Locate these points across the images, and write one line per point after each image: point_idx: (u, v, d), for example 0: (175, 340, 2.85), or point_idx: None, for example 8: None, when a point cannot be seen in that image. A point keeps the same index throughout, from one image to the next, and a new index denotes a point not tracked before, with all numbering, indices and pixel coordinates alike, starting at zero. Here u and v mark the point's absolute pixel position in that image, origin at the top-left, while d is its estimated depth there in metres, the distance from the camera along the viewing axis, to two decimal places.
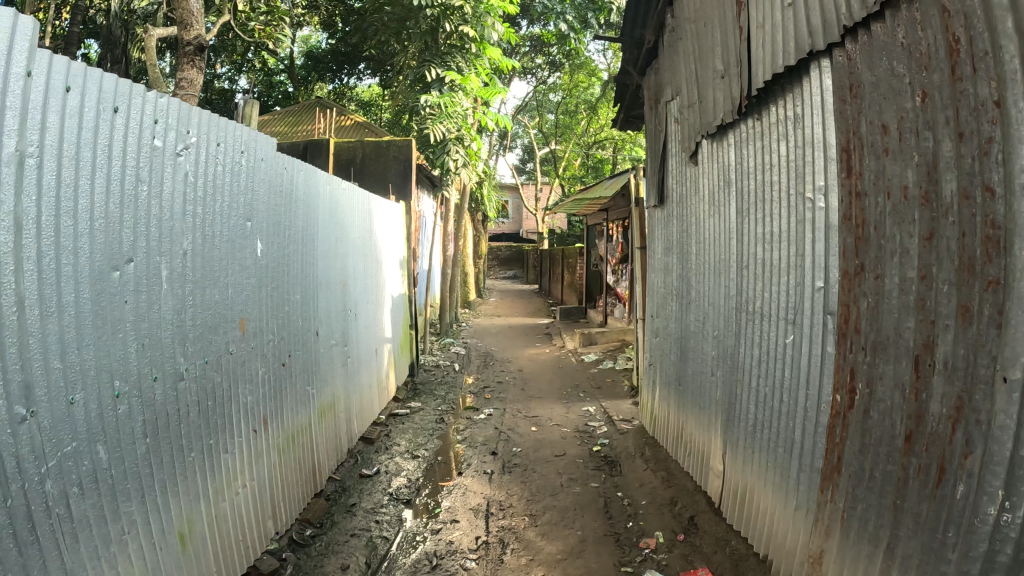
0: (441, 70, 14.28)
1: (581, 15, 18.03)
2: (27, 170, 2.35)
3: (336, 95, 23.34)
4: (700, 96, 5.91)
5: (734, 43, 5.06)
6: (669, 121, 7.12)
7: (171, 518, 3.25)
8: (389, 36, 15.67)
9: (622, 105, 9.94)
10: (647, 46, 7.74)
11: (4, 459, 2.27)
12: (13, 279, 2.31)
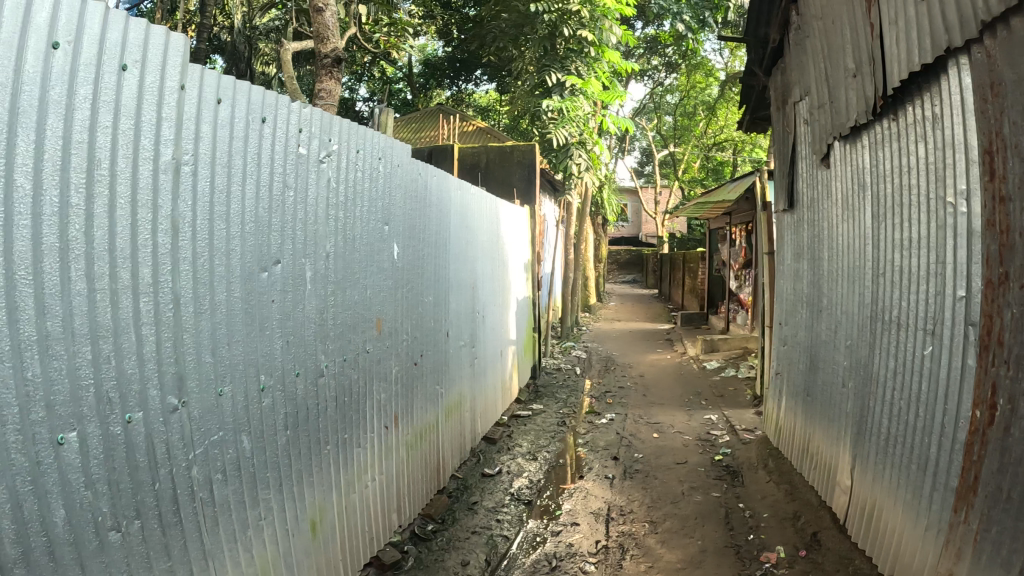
0: (562, 75, 14.32)
1: (698, 15, 17.80)
2: (183, 177, 2.54)
3: (457, 101, 23.76)
4: (831, 96, 5.75)
5: (866, 41, 4.91)
6: (798, 122, 6.95)
7: (305, 507, 3.43)
8: (509, 42, 15.90)
9: (746, 106, 9.77)
10: (771, 45, 7.58)
11: (153, 446, 2.44)
12: (169, 278, 2.49)
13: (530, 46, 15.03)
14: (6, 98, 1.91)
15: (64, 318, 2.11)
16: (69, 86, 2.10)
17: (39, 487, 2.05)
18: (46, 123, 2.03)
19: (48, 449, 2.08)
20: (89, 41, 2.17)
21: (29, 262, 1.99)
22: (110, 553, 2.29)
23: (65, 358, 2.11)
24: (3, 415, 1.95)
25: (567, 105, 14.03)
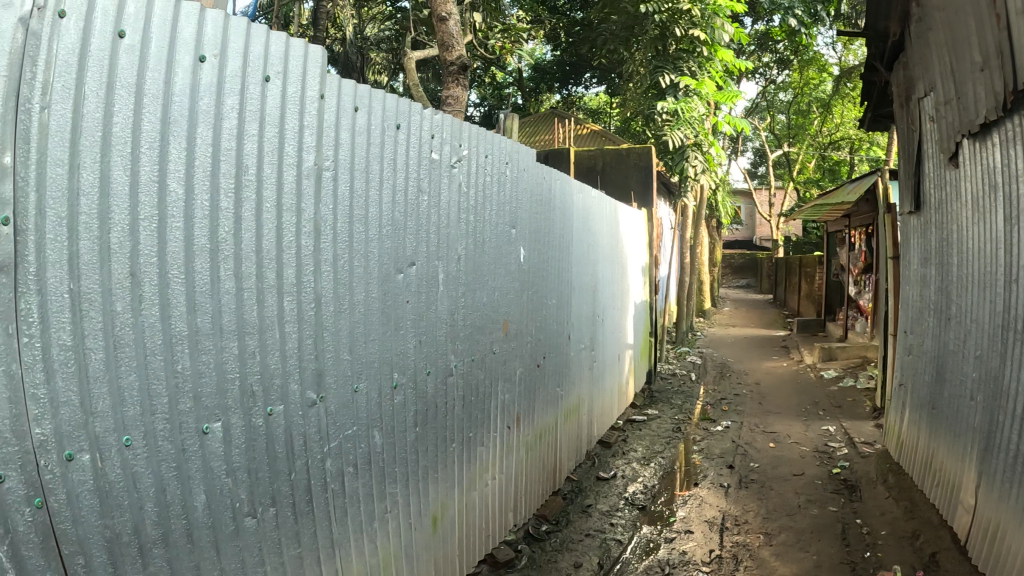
0: (675, 75, 14.13)
1: (810, 8, 17.31)
2: (324, 182, 2.66)
3: (566, 104, 23.78)
4: (958, 92, 5.49)
5: (994, 33, 4.68)
6: (923, 120, 6.66)
7: (427, 502, 3.52)
8: (618, 45, 15.84)
9: (867, 103, 9.41)
10: (891, 39, 7.29)
11: (290, 437, 2.56)
12: (310, 279, 2.60)
13: (640, 49, 14.90)
14: (158, 108, 2.06)
15: (213, 315, 2.24)
16: (217, 98, 2.24)
17: (182, 473, 2.18)
18: (196, 133, 2.18)
19: (193, 438, 2.21)
20: (233, 55, 2.31)
21: (181, 262, 2.13)
22: (245, 538, 2.41)
23: (212, 352, 2.24)
24: (154, 403, 2.09)
25: (682, 106, 13.89)
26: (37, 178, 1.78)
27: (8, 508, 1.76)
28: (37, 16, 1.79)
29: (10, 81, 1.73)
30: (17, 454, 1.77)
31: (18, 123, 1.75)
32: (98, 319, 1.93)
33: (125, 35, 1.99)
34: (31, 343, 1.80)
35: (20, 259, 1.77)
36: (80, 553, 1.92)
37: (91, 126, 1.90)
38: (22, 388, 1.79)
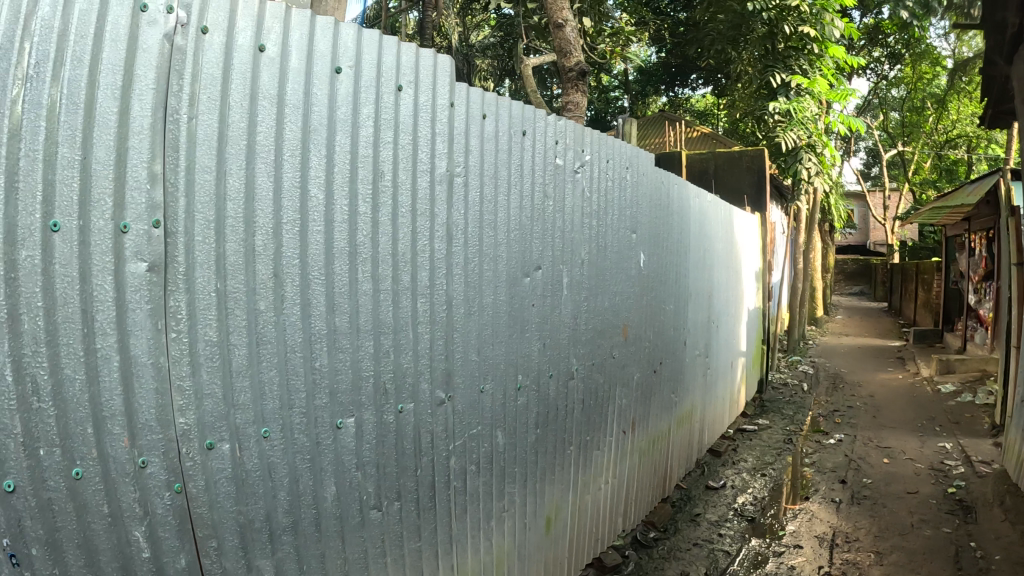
0: (788, 75, 14.03)
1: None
2: (455, 187, 2.73)
3: (674, 107, 23.52)
4: None
5: None
6: None
7: (542, 503, 3.56)
8: (727, 44, 15.47)
9: (989, 100, 8.95)
10: (1011, 29, 6.88)
11: (418, 435, 2.64)
12: (442, 282, 2.68)
13: (747, 47, 14.65)
14: (299, 118, 2.18)
15: (352, 314, 2.34)
16: (354, 107, 2.35)
17: (315, 465, 2.28)
18: (335, 141, 2.29)
19: (328, 432, 2.31)
20: (368, 66, 2.41)
21: (322, 264, 2.23)
22: (370, 531, 2.50)
23: (348, 350, 2.33)
24: (292, 397, 2.20)
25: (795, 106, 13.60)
26: (185, 183, 1.93)
27: (149, 490, 1.90)
28: (180, 32, 1.95)
29: (156, 93, 1.89)
30: (159, 441, 1.91)
31: (167, 132, 1.91)
32: (242, 316, 2.05)
33: (264, 49, 2.13)
34: (179, 338, 1.93)
35: (169, 259, 1.91)
36: (213, 537, 2.05)
37: (236, 135, 2.03)
38: (169, 379, 1.93)
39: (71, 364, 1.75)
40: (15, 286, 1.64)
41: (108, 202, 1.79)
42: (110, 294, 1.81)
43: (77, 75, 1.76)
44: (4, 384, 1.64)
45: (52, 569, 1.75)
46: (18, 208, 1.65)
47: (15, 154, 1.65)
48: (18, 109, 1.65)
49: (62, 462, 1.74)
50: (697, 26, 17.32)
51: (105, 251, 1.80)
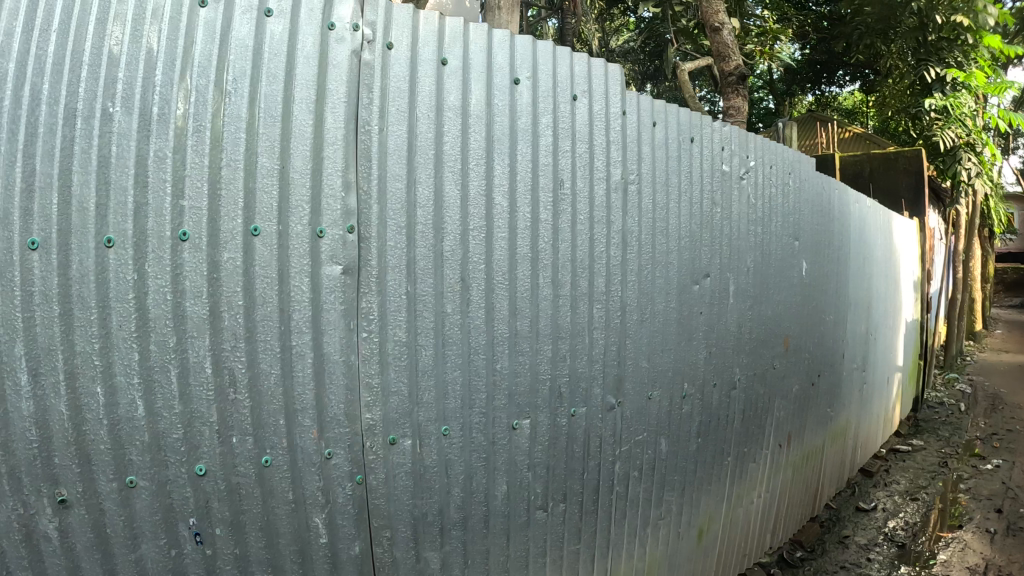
0: (940, 69, 13.13)
1: None
2: (629, 195, 2.82)
3: (824, 108, 22.71)
4: None
5: None
6: None
7: (696, 514, 3.55)
8: (876, 37, 15.06)
9: None
10: None
11: (587, 438, 2.77)
12: (616, 288, 2.76)
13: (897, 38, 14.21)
14: (482, 128, 2.37)
15: (532, 319, 2.48)
16: (533, 116, 2.51)
17: (489, 463, 2.46)
18: (517, 150, 2.46)
19: (504, 432, 2.48)
20: (544, 75, 2.56)
21: (505, 269, 2.40)
22: (534, 530, 2.66)
23: (527, 353, 2.48)
24: (472, 397, 2.37)
25: (950, 102, 12.95)
26: (377, 191, 2.15)
27: (333, 480, 2.16)
28: (366, 48, 2.19)
29: (348, 106, 2.13)
30: (344, 435, 2.15)
31: (359, 142, 2.15)
32: (430, 319, 2.24)
33: (445, 62, 2.34)
34: (370, 338, 2.15)
35: (363, 263, 2.13)
36: (387, 527, 2.28)
37: (423, 145, 2.24)
38: (359, 377, 2.15)
39: (268, 359, 2.04)
40: (217, 285, 1.96)
41: (306, 209, 2.05)
42: (308, 294, 2.06)
43: (273, 91, 2.05)
44: (205, 374, 1.96)
45: (235, 547, 2.08)
46: (221, 214, 1.96)
47: (218, 165, 1.96)
48: (219, 124, 1.98)
49: (253, 450, 2.04)
50: (841, 20, 16.70)
51: (302, 254, 2.05)
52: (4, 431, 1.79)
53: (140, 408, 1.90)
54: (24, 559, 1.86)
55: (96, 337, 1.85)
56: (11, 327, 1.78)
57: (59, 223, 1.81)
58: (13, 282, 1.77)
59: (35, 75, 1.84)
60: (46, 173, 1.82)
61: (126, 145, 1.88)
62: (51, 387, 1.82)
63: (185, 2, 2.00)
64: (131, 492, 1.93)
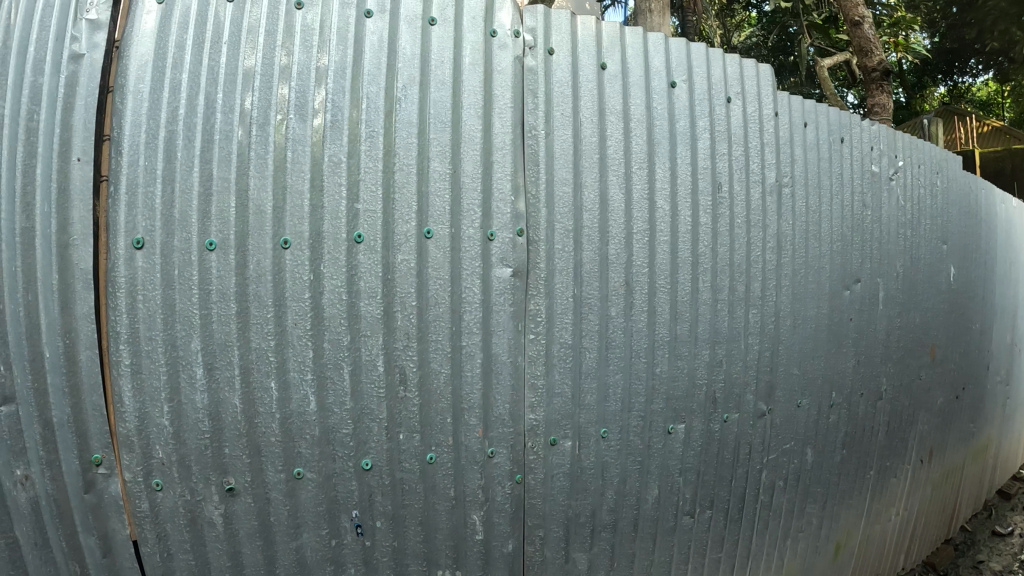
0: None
1: None
2: (784, 197, 2.88)
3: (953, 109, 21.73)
4: None
5: None
6: None
7: (834, 528, 3.45)
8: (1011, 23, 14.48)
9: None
10: None
11: (738, 444, 2.82)
12: (771, 293, 2.81)
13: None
14: (643, 132, 2.48)
15: (692, 323, 2.57)
16: (691, 119, 2.61)
17: (644, 467, 2.53)
18: (677, 153, 2.56)
19: (660, 436, 2.56)
20: (699, 77, 2.67)
21: (668, 273, 2.50)
22: (681, 534, 2.69)
23: (685, 358, 2.56)
24: (631, 401, 2.46)
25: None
26: (545, 195, 2.26)
27: (493, 479, 2.24)
28: (528, 54, 2.30)
29: (515, 112, 2.24)
30: (507, 435, 2.23)
31: (526, 147, 2.26)
32: (595, 320, 2.35)
33: (605, 67, 2.45)
34: (536, 339, 2.25)
35: (531, 266, 2.24)
36: (541, 527, 2.35)
37: (588, 148, 2.36)
38: (524, 377, 2.24)
39: (438, 359, 2.13)
40: (391, 285, 2.08)
41: (478, 213, 2.16)
42: (478, 297, 2.17)
43: (442, 97, 2.17)
44: (377, 372, 2.08)
45: (393, 540, 2.17)
46: (396, 216, 2.09)
47: (392, 168, 2.10)
48: (392, 130, 2.11)
49: (418, 447, 2.13)
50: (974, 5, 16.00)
51: (474, 256, 2.16)
52: (177, 421, 1.98)
53: (311, 402, 2.04)
54: (188, 541, 2.03)
55: (271, 334, 2.00)
56: (190, 322, 1.96)
57: (235, 224, 1.97)
58: (191, 280, 1.95)
59: (210, 86, 2.03)
60: (223, 178, 1.98)
61: (300, 150, 2.03)
62: (225, 380, 1.98)
63: (353, 14, 2.13)
64: (297, 483, 2.06)
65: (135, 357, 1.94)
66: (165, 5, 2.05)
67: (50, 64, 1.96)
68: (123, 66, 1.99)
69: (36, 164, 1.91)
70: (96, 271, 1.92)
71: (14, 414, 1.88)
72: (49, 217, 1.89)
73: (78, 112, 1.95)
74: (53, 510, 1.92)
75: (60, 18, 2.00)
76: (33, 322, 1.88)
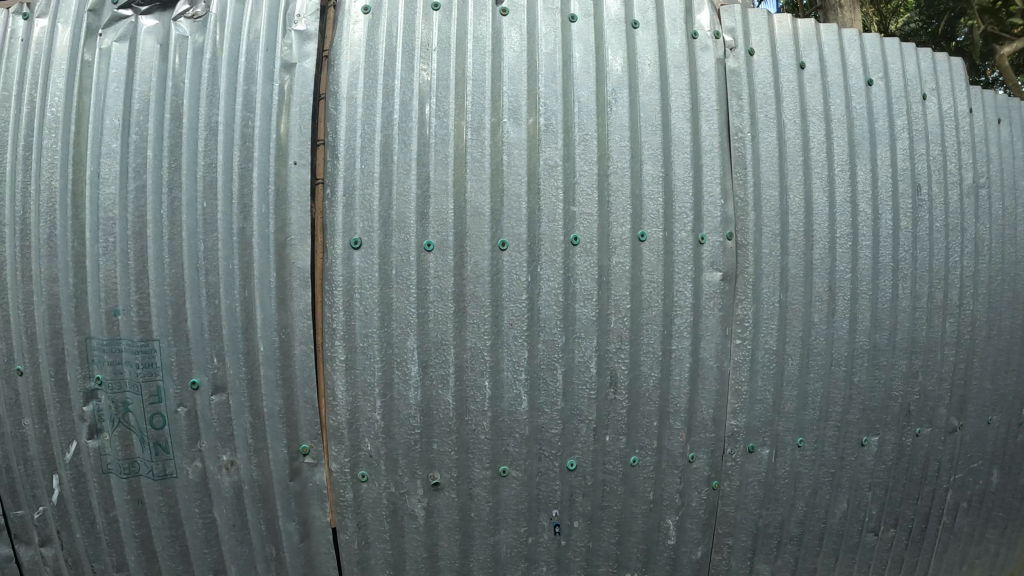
0: None
1: None
2: (981, 200, 2.86)
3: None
4: None
5: None
6: None
7: (1011, 555, 3.29)
8: None
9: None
10: None
11: (927, 461, 2.79)
12: (968, 301, 2.79)
13: None
14: (844, 133, 2.56)
15: (891, 331, 2.59)
16: (890, 118, 2.67)
17: (835, 479, 2.58)
18: (878, 153, 2.62)
19: (853, 448, 2.59)
20: (894, 76, 2.74)
21: (870, 280, 2.54)
22: (863, 551, 2.71)
23: (883, 368, 2.59)
24: (828, 410, 2.52)
25: None
26: (753, 199, 2.39)
27: (690, 483, 2.37)
28: (730, 55, 2.46)
29: (721, 115, 2.39)
30: (708, 440, 2.36)
31: (734, 148, 2.39)
32: (799, 327, 2.44)
33: (804, 66, 2.57)
34: (743, 344, 2.37)
35: (739, 270, 2.36)
36: (729, 535, 2.46)
37: (792, 151, 2.47)
38: (729, 385, 2.38)
39: (649, 361, 2.27)
40: (607, 288, 2.21)
41: (690, 218, 2.30)
42: (690, 299, 2.29)
43: (651, 100, 2.32)
44: (590, 373, 2.21)
45: (588, 541, 2.32)
46: (612, 220, 2.22)
47: (606, 171, 2.23)
48: (605, 133, 2.25)
49: (623, 449, 2.28)
50: None
51: (686, 260, 2.29)
52: (387, 416, 2.13)
53: (523, 402, 2.18)
54: (387, 531, 2.19)
55: (487, 335, 2.14)
56: (407, 322, 2.11)
57: (453, 227, 2.12)
58: (410, 280, 2.10)
59: (421, 93, 2.18)
60: (440, 181, 2.13)
61: (516, 155, 2.18)
62: (439, 378, 2.14)
63: (559, 19, 2.30)
64: (501, 480, 2.21)
65: (350, 352, 2.11)
66: (371, 16, 2.22)
67: (261, 73, 2.18)
68: (334, 74, 2.18)
69: (253, 168, 2.13)
70: (312, 270, 2.13)
71: (225, 403, 2.13)
72: (268, 219, 2.11)
73: (294, 119, 2.16)
74: (256, 493, 2.16)
75: (271, 30, 2.21)
76: (248, 317, 2.11)
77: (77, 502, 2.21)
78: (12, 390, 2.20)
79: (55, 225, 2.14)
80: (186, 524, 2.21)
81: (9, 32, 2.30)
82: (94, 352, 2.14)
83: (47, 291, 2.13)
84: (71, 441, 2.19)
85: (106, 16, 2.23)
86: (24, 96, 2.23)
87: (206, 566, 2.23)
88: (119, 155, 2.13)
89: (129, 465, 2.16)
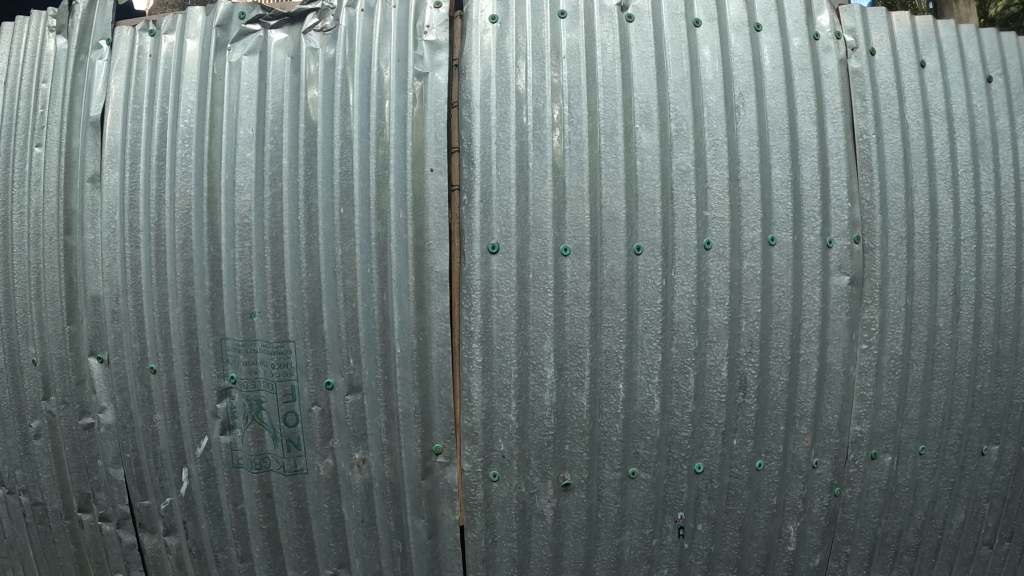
0: None
1: None
2: None
3: None
4: None
5: None
6: None
7: None
8: None
9: None
10: None
11: None
12: None
13: None
14: (967, 133, 2.50)
15: (1015, 336, 2.51)
16: (1013, 116, 2.59)
17: (955, 488, 2.53)
18: (1001, 153, 2.54)
19: (974, 457, 2.54)
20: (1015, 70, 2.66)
21: (994, 282, 2.47)
22: (978, 564, 2.64)
23: (1007, 375, 2.52)
24: (951, 418, 2.47)
25: None
26: (879, 201, 2.35)
27: (814, 489, 2.36)
28: (852, 56, 2.44)
29: (845, 116, 2.37)
30: (833, 445, 2.35)
31: (860, 152, 2.37)
32: (925, 332, 2.39)
33: (925, 65, 2.52)
34: (868, 349, 2.34)
35: (867, 273, 2.33)
36: (848, 543, 2.43)
37: (917, 152, 2.42)
38: (854, 388, 2.35)
39: (777, 365, 2.27)
40: (738, 292, 2.23)
41: (818, 222, 2.29)
42: (818, 303, 2.28)
43: (777, 103, 2.32)
44: (720, 377, 2.23)
45: (710, 544, 2.32)
46: (743, 225, 2.24)
47: (737, 176, 2.25)
48: (734, 137, 2.27)
49: (749, 453, 2.29)
50: None
51: (815, 264, 2.28)
52: (522, 417, 2.19)
53: (655, 405, 2.21)
54: (515, 530, 2.24)
55: (622, 337, 2.18)
56: (543, 324, 2.17)
57: (590, 231, 2.17)
58: (547, 284, 2.16)
59: (553, 98, 2.23)
60: (576, 187, 2.18)
61: (648, 160, 2.22)
62: (573, 380, 2.19)
63: (684, 24, 2.32)
64: (630, 482, 2.25)
65: (487, 355, 2.18)
66: (498, 25, 2.27)
67: (396, 83, 2.25)
68: (466, 82, 2.24)
69: (389, 175, 2.21)
70: (450, 274, 2.20)
71: (359, 403, 2.21)
72: (406, 224, 2.19)
73: (429, 126, 2.22)
74: (386, 490, 2.24)
75: (402, 42, 2.28)
76: (385, 319, 2.19)
77: (205, 495, 2.31)
78: (145, 387, 2.29)
79: (190, 231, 2.24)
80: (313, 519, 2.30)
81: (136, 49, 2.38)
82: (229, 352, 2.24)
83: (182, 293, 2.23)
84: (203, 436, 2.28)
85: (234, 31, 2.33)
86: (154, 108, 2.32)
87: (330, 560, 2.31)
88: (254, 163, 2.23)
89: (260, 461, 2.26)
